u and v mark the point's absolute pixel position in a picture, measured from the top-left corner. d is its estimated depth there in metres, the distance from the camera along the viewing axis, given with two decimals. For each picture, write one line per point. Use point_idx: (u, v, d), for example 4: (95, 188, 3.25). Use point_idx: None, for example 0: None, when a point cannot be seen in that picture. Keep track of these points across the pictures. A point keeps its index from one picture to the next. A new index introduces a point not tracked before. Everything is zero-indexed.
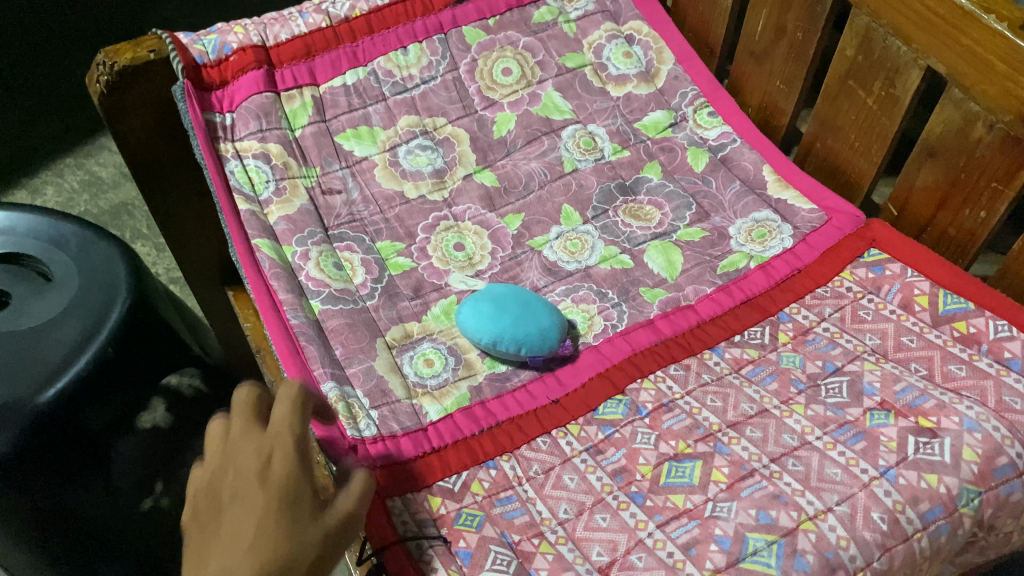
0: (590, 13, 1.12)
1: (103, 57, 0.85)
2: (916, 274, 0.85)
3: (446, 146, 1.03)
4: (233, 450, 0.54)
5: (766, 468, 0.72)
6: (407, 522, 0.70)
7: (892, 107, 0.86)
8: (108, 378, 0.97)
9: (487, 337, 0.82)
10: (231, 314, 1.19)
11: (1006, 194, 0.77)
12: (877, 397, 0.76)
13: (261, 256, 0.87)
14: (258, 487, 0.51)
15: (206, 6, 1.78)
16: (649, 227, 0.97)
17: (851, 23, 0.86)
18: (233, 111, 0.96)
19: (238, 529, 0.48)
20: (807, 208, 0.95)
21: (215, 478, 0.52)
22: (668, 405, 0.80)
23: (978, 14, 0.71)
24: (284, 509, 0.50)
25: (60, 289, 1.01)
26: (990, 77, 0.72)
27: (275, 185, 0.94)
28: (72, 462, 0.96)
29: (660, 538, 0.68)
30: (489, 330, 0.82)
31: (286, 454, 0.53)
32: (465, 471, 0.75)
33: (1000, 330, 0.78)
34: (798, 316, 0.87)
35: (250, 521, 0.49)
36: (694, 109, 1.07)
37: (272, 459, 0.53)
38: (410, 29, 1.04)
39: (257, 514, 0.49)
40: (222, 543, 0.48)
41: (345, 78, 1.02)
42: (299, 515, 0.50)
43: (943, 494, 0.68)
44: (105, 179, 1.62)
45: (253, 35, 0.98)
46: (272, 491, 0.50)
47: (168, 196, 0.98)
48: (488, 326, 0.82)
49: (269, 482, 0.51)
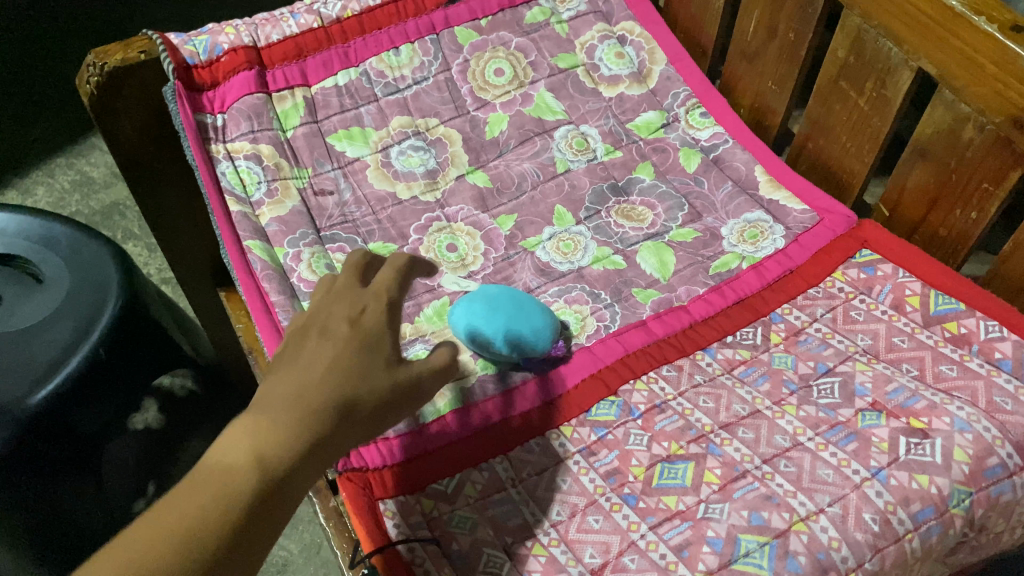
0: (582, 13, 1.12)
1: (93, 59, 0.85)
2: (908, 274, 0.86)
3: (439, 146, 1.03)
4: (332, 298, 0.54)
5: (758, 470, 0.72)
6: (400, 525, 0.71)
7: (884, 108, 0.86)
8: (101, 381, 0.98)
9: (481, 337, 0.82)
10: (224, 314, 1.18)
11: (997, 195, 0.77)
12: (869, 398, 0.76)
13: (253, 258, 0.87)
14: (345, 332, 0.51)
15: (197, 7, 1.78)
16: (641, 228, 0.97)
17: (842, 24, 0.87)
18: (224, 112, 0.96)
19: (317, 361, 0.49)
20: (799, 208, 0.96)
21: (310, 318, 0.53)
22: (661, 406, 0.80)
23: (969, 16, 0.71)
24: (361, 355, 0.51)
25: (49, 291, 1.01)
26: (981, 79, 0.72)
27: (267, 186, 0.94)
28: (56, 461, 0.97)
29: (652, 540, 0.68)
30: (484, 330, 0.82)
31: (380, 309, 0.53)
32: (458, 473, 0.75)
33: (991, 330, 0.79)
34: (790, 317, 0.87)
35: (328, 355, 0.50)
36: (687, 109, 1.07)
37: (363, 313, 0.53)
38: (402, 29, 1.04)
39: (337, 351, 0.50)
40: (301, 369, 0.49)
41: (337, 79, 1.02)
42: (375, 365, 0.51)
43: (934, 494, 0.68)
44: (96, 179, 1.61)
45: (245, 35, 0.98)
46: (354, 338, 0.51)
47: (160, 197, 0.98)
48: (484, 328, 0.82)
49: (355, 332, 0.51)
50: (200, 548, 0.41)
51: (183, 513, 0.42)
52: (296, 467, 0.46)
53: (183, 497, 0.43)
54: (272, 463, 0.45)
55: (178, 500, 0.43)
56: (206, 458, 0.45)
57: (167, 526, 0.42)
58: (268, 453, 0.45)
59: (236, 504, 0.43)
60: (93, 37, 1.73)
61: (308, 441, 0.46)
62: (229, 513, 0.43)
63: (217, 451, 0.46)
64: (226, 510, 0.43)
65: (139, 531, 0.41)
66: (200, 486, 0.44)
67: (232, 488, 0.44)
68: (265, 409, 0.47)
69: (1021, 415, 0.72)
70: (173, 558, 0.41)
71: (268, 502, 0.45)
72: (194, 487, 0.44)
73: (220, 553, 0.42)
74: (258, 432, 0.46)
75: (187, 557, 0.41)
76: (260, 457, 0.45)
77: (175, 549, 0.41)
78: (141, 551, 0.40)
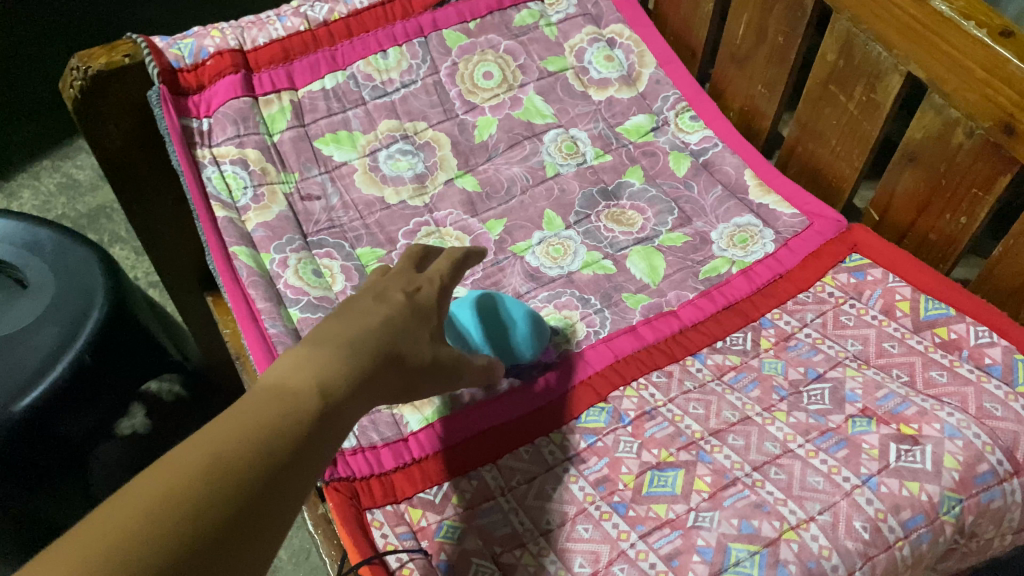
0: (571, 16, 1.11)
1: (77, 62, 0.84)
2: (898, 279, 0.86)
3: (427, 150, 1.02)
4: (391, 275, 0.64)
5: (748, 477, 0.71)
6: (387, 536, 0.70)
7: (873, 112, 0.86)
8: (89, 386, 0.97)
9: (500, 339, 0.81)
10: (211, 319, 1.17)
11: (986, 201, 0.77)
12: (859, 404, 0.76)
13: (239, 265, 0.86)
14: (399, 301, 0.60)
15: (186, 9, 1.77)
16: (631, 233, 0.97)
17: (831, 28, 0.86)
18: (210, 116, 0.96)
19: (374, 318, 0.56)
20: (789, 212, 0.95)
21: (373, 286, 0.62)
22: (651, 413, 0.79)
23: (958, 21, 0.70)
24: (411, 323, 0.59)
25: (34, 296, 0.99)
26: (969, 84, 0.72)
27: (253, 191, 0.93)
28: (42, 465, 0.97)
29: (642, 549, 0.68)
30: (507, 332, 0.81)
31: (430, 293, 0.64)
32: (447, 482, 0.75)
33: (981, 335, 0.79)
34: (780, 322, 0.87)
35: (383, 315, 0.57)
36: (676, 113, 1.07)
37: (418, 291, 0.63)
38: (390, 32, 1.04)
39: (391, 315, 0.58)
40: (357, 321, 0.56)
41: (324, 83, 1.01)
42: (421, 333, 0.60)
43: (925, 501, 0.68)
44: (83, 182, 1.60)
45: (231, 39, 0.98)
46: (406, 307, 0.60)
47: (145, 202, 0.97)
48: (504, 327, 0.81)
49: (410, 302, 0.61)
50: (273, 445, 0.44)
51: (256, 416, 0.45)
52: (353, 396, 0.51)
53: (254, 404, 0.46)
54: (334, 388, 0.49)
55: (251, 406, 0.46)
56: (268, 379, 0.49)
57: (244, 423, 0.44)
58: (332, 378, 0.50)
59: (305, 415, 0.47)
60: (81, 39, 1.72)
61: (365, 375, 0.52)
62: (297, 421, 0.46)
63: (280, 373, 0.49)
64: (295, 419, 0.46)
65: (216, 426, 0.44)
66: (269, 396, 0.47)
67: (296, 403, 0.47)
68: (326, 343, 0.52)
69: (1011, 421, 0.72)
70: (250, 450, 0.43)
71: (330, 423, 0.48)
72: (265, 398, 0.47)
73: (290, 453, 0.45)
74: (322, 358, 0.51)
75: (262, 448, 0.44)
76: (325, 381, 0.49)
77: (251, 441, 0.44)
78: (223, 440, 0.43)
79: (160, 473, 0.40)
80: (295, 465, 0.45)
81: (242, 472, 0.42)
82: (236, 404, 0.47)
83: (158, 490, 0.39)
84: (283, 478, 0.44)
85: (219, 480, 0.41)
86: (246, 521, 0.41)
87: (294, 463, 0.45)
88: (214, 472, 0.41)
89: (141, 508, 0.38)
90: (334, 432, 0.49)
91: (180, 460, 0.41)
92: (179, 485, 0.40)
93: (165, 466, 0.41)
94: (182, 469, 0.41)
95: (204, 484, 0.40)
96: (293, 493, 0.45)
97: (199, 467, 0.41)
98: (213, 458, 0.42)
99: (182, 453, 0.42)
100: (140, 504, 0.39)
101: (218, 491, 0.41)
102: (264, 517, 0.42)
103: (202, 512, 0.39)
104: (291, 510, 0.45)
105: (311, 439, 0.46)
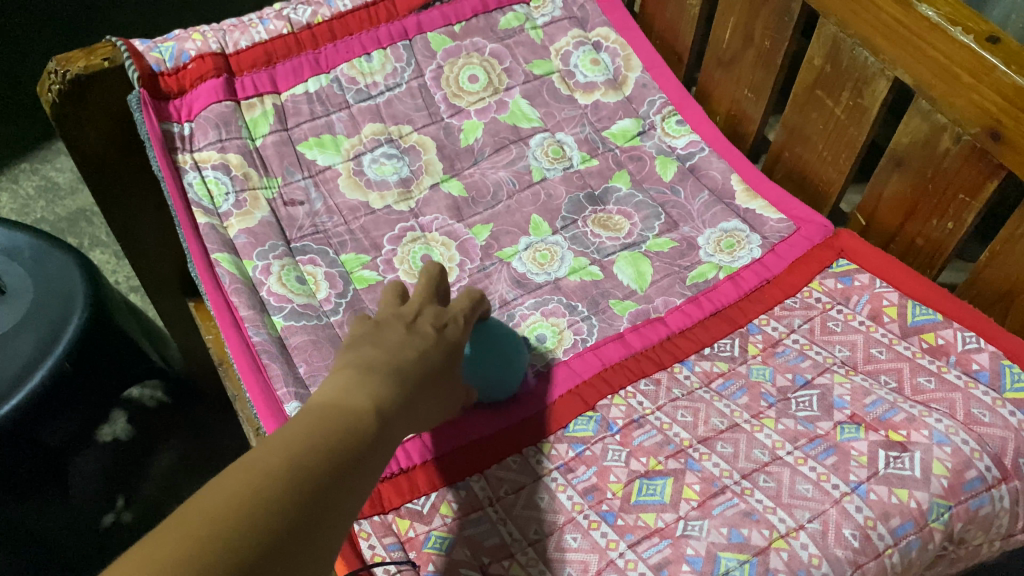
0: (557, 19, 1.11)
1: (55, 66, 0.83)
2: (885, 285, 0.85)
3: (412, 154, 1.01)
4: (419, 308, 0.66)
5: (737, 485, 0.71)
6: (375, 547, 0.70)
7: (860, 116, 0.86)
8: (67, 395, 0.96)
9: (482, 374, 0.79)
10: (193, 324, 1.16)
11: (973, 206, 0.77)
12: (847, 410, 0.76)
13: (221, 272, 0.85)
14: (430, 330, 0.63)
15: (167, 10, 1.75)
16: (618, 238, 0.96)
17: (818, 33, 0.86)
18: (191, 120, 0.94)
19: (411, 348, 0.59)
20: (775, 217, 0.95)
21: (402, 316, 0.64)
22: (639, 420, 0.79)
23: (945, 27, 0.70)
24: (442, 351, 0.62)
25: (11, 301, 0.98)
26: (956, 90, 0.72)
27: (235, 197, 0.92)
28: (21, 475, 0.96)
29: (631, 558, 0.67)
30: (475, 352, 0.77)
31: (456, 331, 0.66)
32: (435, 491, 0.74)
33: (968, 341, 0.79)
34: (767, 328, 0.86)
35: (419, 345, 0.60)
36: (662, 117, 1.06)
37: (446, 327, 0.65)
38: (374, 35, 1.03)
39: (426, 345, 0.61)
40: (393, 350, 0.58)
41: (307, 86, 1.00)
42: (450, 362, 0.63)
43: (913, 509, 0.67)
44: (62, 185, 1.57)
45: (212, 42, 0.96)
46: (437, 337, 0.63)
47: (124, 206, 0.95)
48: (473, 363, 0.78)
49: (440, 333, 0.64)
50: (330, 460, 0.45)
51: (312, 432, 0.46)
52: (397, 418, 0.52)
53: (314, 419, 0.48)
54: (382, 410, 0.51)
55: (306, 423, 0.47)
56: (317, 400, 0.50)
57: (301, 441, 0.46)
58: (378, 402, 0.51)
59: (362, 434, 0.48)
60: (60, 40, 1.70)
61: (405, 401, 0.54)
62: (352, 440, 0.47)
63: (330, 395, 0.51)
64: (350, 437, 0.47)
65: (274, 443, 0.45)
66: (324, 414, 0.48)
67: (350, 423, 0.48)
68: (370, 369, 0.54)
69: (999, 427, 0.72)
70: (312, 461, 0.45)
71: (381, 443, 0.50)
72: (325, 414, 0.48)
73: (345, 469, 0.46)
74: (370, 384, 0.52)
75: (322, 464, 0.45)
76: (374, 404, 0.51)
77: (311, 458, 0.45)
78: (282, 455, 0.44)
79: (221, 487, 0.41)
80: (350, 479, 0.46)
81: (303, 486, 0.43)
82: (290, 422, 0.48)
83: (222, 503, 0.40)
84: (339, 492, 0.45)
85: (280, 493, 0.42)
86: (305, 533, 0.42)
87: (349, 478, 0.46)
88: (278, 485, 0.42)
89: (208, 519, 0.40)
90: (384, 451, 0.50)
91: (240, 475, 0.42)
92: (242, 498, 0.41)
93: (225, 480, 0.42)
94: (244, 482, 0.42)
95: (266, 497, 0.42)
96: (348, 506, 0.46)
97: (261, 482, 0.42)
98: (273, 473, 0.43)
99: (242, 469, 0.43)
100: (204, 516, 0.40)
101: (281, 502, 0.42)
102: (323, 528, 0.43)
103: (265, 522, 0.41)
104: (346, 523, 0.46)
105: (365, 457, 0.48)
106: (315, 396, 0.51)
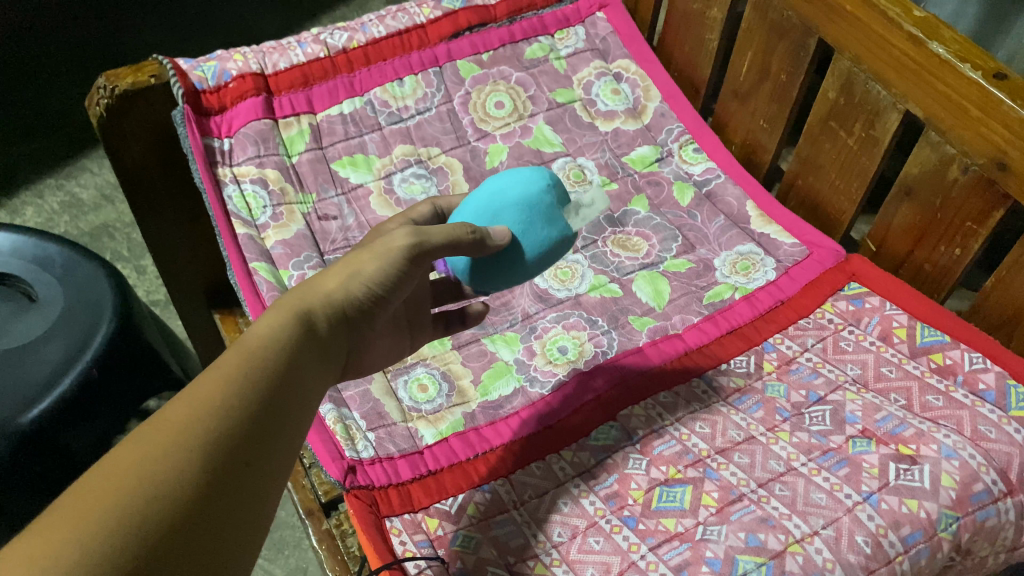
0: (580, 51, 1.16)
1: (104, 81, 0.87)
2: (895, 307, 0.89)
3: (440, 175, 1.04)
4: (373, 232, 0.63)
5: (754, 493, 0.74)
6: (406, 543, 0.73)
7: (872, 147, 0.90)
8: (95, 400, 0.99)
9: (517, 200, 0.68)
10: (215, 335, 1.19)
11: (980, 234, 0.81)
12: (859, 425, 0.79)
13: (259, 279, 0.89)
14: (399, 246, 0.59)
15: (194, 37, 1.80)
16: (637, 258, 1.00)
17: (832, 67, 0.90)
18: (231, 136, 0.99)
19: (351, 272, 0.57)
20: (789, 242, 0.99)
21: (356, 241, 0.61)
22: (659, 431, 0.82)
23: (955, 63, 0.74)
24: (406, 270, 0.59)
25: (43, 309, 1.02)
26: (965, 122, 0.76)
27: (272, 210, 0.96)
28: (47, 476, 0.99)
29: (652, 560, 0.70)
30: (556, 256, 0.70)
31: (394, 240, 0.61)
32: (461, 494, 0.78)
33: (975, 361, 0.82)
34: (781, 347, 0.90)
35: (367, 265, 0.58)
36: (680, 145, 1.11)
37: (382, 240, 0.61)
38: (406, 61, 1.08)
39: (383, 259, 0.58)
40: (330, 282, 0.57)
41: (342, 107, 1.05)
42: (409, 284, 0.60)
43: (923, 518, 0.70)
44: (86, 201, 1.61)
45: (253, 62, 1.01)
46: (406, 244, 0.58)
47: (162, 217, 0.99)
48: (555, 187, 0.71)
49: (413, 238, 0.59)
50: (244, 431, 0.46)
51: (229, 394, 0.47)
52: (316, 368, 0.54)
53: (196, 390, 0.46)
54: (300, 365, 0.52)
55: (223, 380, 0.47)
56: (242, 343, 0.51)
57: (214, 404, 0.46)
58: (297, 355, 0.52)
59: (241, 400, 0.47)
60: (90, 64, 1.76)
61: (322, 346, 0.55)
62: (268, 405, 0.49)
63: (252, 342, 0.51)
64: (268, 401, 0.49)
65: (189, 402, 0.46)
66: (242, 369, 0.49)
67: (271, 383, 0.49)
68: (299, 322, 0.54)
69: (1005, 443, 0.75)
70: (188, 436, 0.44)
71: (266, 405, 0.48)
72: (207, 381, 0.47)
73: (263, 443, 0.47)
74: (258, 332, 0.51)
75: (199, 440, 0.44)
76: (294, 357, 0.52)
77: (190, 429, 0.44)
78: (198, 420, 0.45)
79: (135, 452, 0.42)
80: (235, 452, 0.46)
81: (217, 462, 0.44)
82: (207, 374, 0.48)
83: (135, 478, 0.41)
84: (258, 468, 0.47)
85: (195, 469, 0.43)
86: (217, 508, 0.43)
87: (268, 451, 0.48)
88: (158, 460, 0.42)
89: (120, 493, 0.40)
90: (304, 411, 0.52)
91: (154, 441, 0.43)
92: (155, 473, 0.42)
93: (142, 441, 0.43)
94: (159, 450, 0.43)
95: (181, 474, 0.42)
96: (269, 481, 0.48)
97: (176, 452, 0.43)
98: (192, 441, 0.44)
99: (156, 434, 0.43)
100: (120, 486, 0.40)
101: (196, 472, 0.43)
102: (204, 506, 0.43)
103: (182, 502, 0.42)
104: (245, 498, 0.45)
105: (284, 423, 0.49)
106: (240, 339, 0.51)
